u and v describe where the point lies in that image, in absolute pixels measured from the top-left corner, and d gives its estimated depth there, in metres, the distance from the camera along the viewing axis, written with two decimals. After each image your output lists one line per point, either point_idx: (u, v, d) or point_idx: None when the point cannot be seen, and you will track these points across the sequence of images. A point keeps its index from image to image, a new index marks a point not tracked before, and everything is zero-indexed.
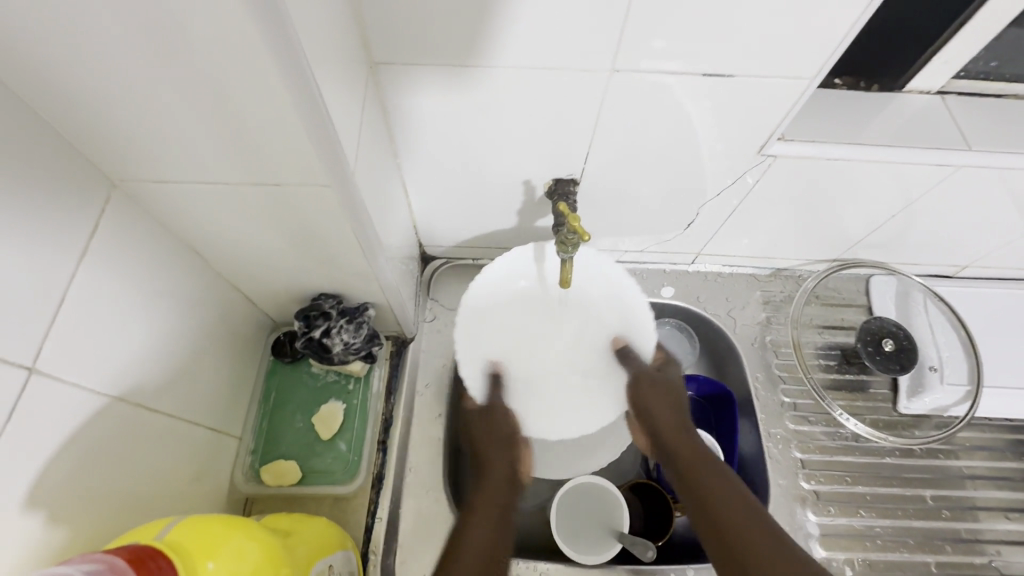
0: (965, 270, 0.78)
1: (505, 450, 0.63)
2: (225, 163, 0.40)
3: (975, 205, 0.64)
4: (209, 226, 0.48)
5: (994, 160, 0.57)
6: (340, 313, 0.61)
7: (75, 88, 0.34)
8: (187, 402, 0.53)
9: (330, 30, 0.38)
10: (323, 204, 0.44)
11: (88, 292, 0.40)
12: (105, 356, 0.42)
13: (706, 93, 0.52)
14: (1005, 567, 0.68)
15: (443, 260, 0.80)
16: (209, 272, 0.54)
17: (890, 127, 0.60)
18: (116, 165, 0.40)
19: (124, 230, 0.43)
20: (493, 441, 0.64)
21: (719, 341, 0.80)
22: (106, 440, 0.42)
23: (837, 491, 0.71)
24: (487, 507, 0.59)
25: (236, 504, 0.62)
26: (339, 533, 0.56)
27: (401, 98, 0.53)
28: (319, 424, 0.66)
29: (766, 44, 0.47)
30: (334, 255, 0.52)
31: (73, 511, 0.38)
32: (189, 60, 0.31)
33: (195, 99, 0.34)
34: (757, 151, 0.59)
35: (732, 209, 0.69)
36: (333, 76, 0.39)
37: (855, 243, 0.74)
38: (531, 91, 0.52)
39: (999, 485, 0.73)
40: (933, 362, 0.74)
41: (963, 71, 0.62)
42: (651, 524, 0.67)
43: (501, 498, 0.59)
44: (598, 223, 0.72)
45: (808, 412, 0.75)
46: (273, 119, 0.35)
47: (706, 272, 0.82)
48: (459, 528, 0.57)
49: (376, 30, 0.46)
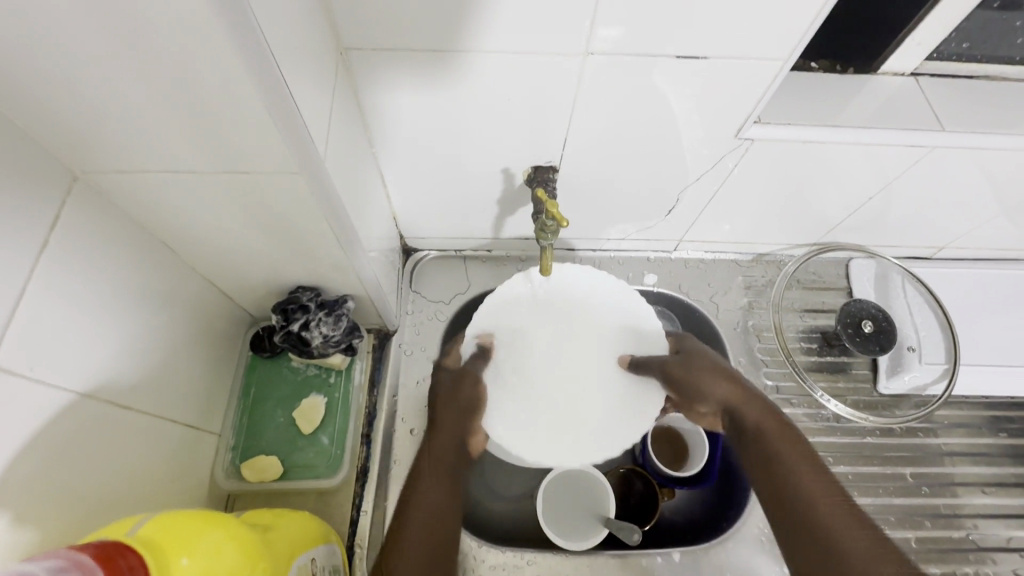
0: (942, 252, 0.79)
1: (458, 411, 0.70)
2: (189, 152, 0.39)
3: (949, 186, 0.65)
4: (178, 219, 0.47)
5: (966, 139, 0.58)
6: (318, 306, 0.60)
7: (23, 75, 0.32)
8: (162, 400, 0.52)
9: (293, 15, 0.37)
10: (293, 193, 0.43)
11: (50, 287, 0.39)
12: (72, 353, 0.41)
13: (682, 76, 0.52)
14: (982, 541, 0.70)
15: (426, 251, 0.79)
16: (181, 267, 0.53)
17: (866, 109, 0.60)
18: (75, 155, 0.39)
19: (88, 223, 0.42)
20: (442, 407, 0.69)
21: (702, 327, 0.80)
22: (74, 439, 0.41)
23: (819, 471, 0.72)
24: (432, 470, 0.67)
25: (218, 501, 0.61)
26: (322, 527, 0.55)
27: (375, 85, 0.52)
28: (300, 418, 0.65)
29: (739, 26, 0.47)
30: (310, 247, 0.52)
31: (39, 512, 0.37)
32: (143, 46, 0.30)
33: (154, 87, 0.33)
34: (734, 134, 0.59)
35: (713, 194, 0.69)
36: (300, 63, 0.38)
37: (835, 226, 0.75)
38: (506, 76, 0.52)
39: (977, 461, 0.74)
40: (912, 342, 0.76)
41: (936, 52, 0.62)
42: (637, 509, 0.67)
43: (441, 459, 0.68)
44: (578, 209, 0.72)
45: (791, 395, 0.76)
46: (235, 105, 0.34)
47: (688, 259, 0.83)
48: (407, 493, 0.65)
49: (343, 15, 0.45)
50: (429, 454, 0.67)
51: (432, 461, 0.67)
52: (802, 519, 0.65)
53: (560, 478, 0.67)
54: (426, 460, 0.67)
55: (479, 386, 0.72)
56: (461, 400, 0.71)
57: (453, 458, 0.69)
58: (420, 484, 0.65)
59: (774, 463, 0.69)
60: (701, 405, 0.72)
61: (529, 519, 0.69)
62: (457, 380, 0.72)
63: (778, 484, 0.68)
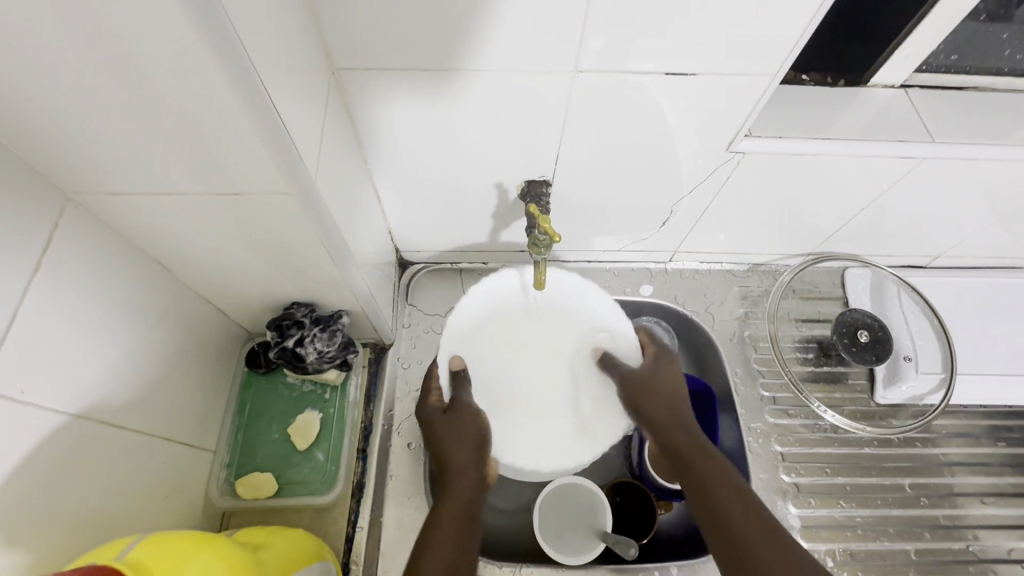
0: (938, 260, 0.79)
1: (472, 450, 0.58)
2: (180, 174, 0.39)
3: (942, 195, 0.65)
4: (171, 239, 0.47)
5: (956, 151, 0.58)
6: (313, 321, 0.60)
7: (17, 102, 0.33)
8: (156, 418, 0.52)
9: (282, 39, 0.38)
10: (285, 212, 0.43)
11: (42, 309, 0.39)
12: (65, 374, 0.41)
13: (671, 91, 0.52)
14: (983, 552, 0.69)
15: (421, 265, 0.79)
16: (175, 285, 0.53)
17: (856, 122, 0.61)
18: (68, 178, 0.39)
19: (82, 245, 0.43)
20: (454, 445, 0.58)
21: (699, 338, 0.80)
22: (67, 460, 0.41)
23: (817, 482, 0.72)
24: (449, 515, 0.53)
25: (213, 518, 0.61)
26: (317, 543, 0.55)
27: (367, 103, 0.53)
28: (295, 434, 0.65)
29: (725, 42, 0.47)
30: (303, 264, 0.52)
31: (30, 535, 0.37)
32: (131, 71, 0.31)
33: (145, 110, 0.34)
34: (725, 147, 0.60)
35: (706, 206, 0.69)
36: (289, 86, 0.39)
37: (829, 236, 0.75)
38: (496, 92, 0.52)
39: (976, 471, 0.74)
40: (908, 352, 0.76)
41: (925, 64, 0.63)
42: (634, 522, 0.67)
43: (464, 502, 0.54)
44: (572, 221, 0.72)
45: (788, 405, 0.76)
46: (222, 128, 0.35)
47: (683, 270, 0.83)
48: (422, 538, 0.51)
49: (333, 33, 0.45)
50: (450, 499, 0.54)
51: (456, 505, 0.54)
52: (745, 521, 0.48)
53: (552, 493, 0.66)
54: (445, 508, 0.54)
55: (480, 417, 0.61)
56: (471, 432, 0.59)
57: (474, 503, 0.55)
58: (435, 531, 0.51)
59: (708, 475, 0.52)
60: (655, 406, 0.59)
61: (527, 534, 0.69)
62: (456, 412, 0.60)
63: (707, 473, 0.52)
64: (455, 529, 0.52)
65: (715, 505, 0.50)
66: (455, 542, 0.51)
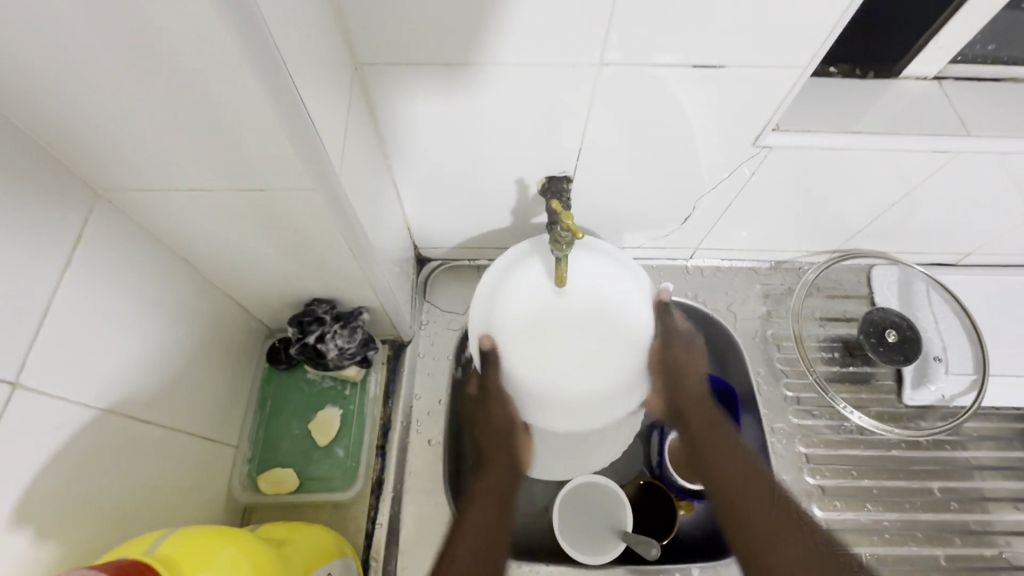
0: (968, 258, 0.77)
1: (506, 469, 0.62)
2: (206, 170, 0.39)
3: (978, 189, 0.63)
4: (196, 236, 0.47)
5: (992, 144, 0.56)
6: (334, 318, 0.61)
7: (47, 96, 0.33)
8: (180, 413, 0.52)
9: (308, 33, 0.38)
10: (310, 208, 0.43)
11: (73, 305, 0.40)
12: (92, 370, 0.41)
13: (696, 84, 0.51)
14: (1016, 559, 0.67)
15: (439, 261, 0.79)
16: (200, 281, 0.54)
17: (888, 115, 0.59)
18: (97, 174, 0.40)
19: (110, 241, 0.43)
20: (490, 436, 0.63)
21: (720, 337, 0.79)
22: (95, 454, 0.41)
23: (842, 485, 0.70)
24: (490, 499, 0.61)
25: (235, 513, 0.62)
26: (338, 539, 0.55)
27: (388, 99, 0.52)
28: (316, 430, 0.65)
29: (752, 34, 0.46)
30: (323, 259, 0.52)
31: (63, 528, 0.38)
32: (163, 68, 0.31)
33: (175, 107, 0.34)
34: (751, 142, 0.58)
35: (730, 201, 0.68)
36: (313, 80, 0.38)
37: (856, 233, 0.73)
38: (519, 85, 0.51)
39: (1008, 475, 0.72)
40: (938, 352, 0.73)
41: (959, 56, 0.61)
42: (655, 522, 0.66)
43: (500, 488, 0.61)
44: (593, 217, 0.71)
45: (812, 406, 0.74)
46: (248, 123, 0.34)
47: (704, 268, 0.81)
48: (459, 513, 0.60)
49: (356, 27, 0.45)
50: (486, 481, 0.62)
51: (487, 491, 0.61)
52: (769, 536, 0.57)
53: (567, 496, 0.65)
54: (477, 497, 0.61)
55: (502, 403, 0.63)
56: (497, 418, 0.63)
57: (508, 484, 0.62)
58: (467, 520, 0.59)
59: (754, 516, 0.59)
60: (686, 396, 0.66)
61: (546, 533, 0.68)
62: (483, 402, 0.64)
63: (742, 479, 0.61)
64: (484, 520, 0.59)
65: (743, 534, 0.58)
66: (486, 513, 0.60)
